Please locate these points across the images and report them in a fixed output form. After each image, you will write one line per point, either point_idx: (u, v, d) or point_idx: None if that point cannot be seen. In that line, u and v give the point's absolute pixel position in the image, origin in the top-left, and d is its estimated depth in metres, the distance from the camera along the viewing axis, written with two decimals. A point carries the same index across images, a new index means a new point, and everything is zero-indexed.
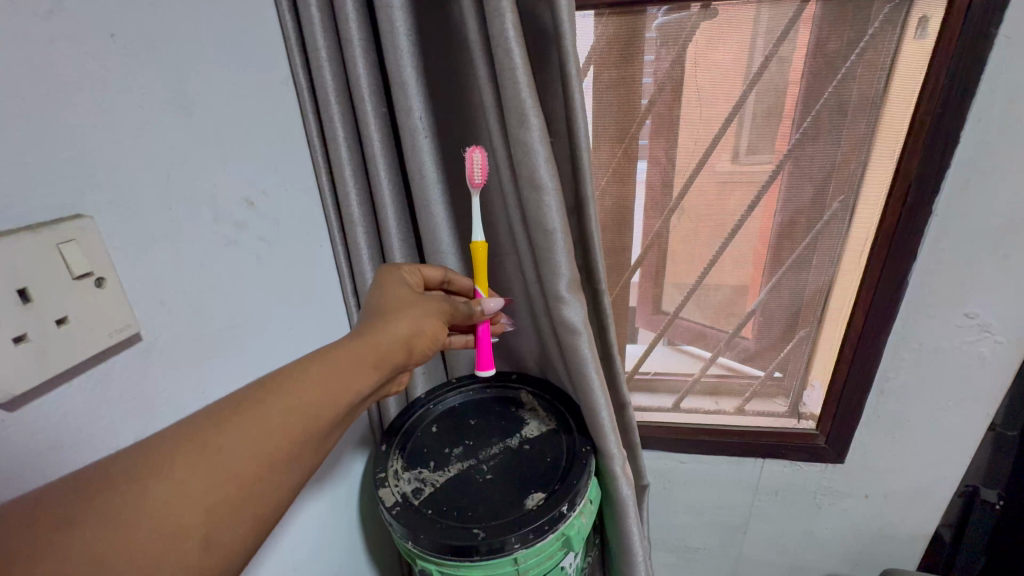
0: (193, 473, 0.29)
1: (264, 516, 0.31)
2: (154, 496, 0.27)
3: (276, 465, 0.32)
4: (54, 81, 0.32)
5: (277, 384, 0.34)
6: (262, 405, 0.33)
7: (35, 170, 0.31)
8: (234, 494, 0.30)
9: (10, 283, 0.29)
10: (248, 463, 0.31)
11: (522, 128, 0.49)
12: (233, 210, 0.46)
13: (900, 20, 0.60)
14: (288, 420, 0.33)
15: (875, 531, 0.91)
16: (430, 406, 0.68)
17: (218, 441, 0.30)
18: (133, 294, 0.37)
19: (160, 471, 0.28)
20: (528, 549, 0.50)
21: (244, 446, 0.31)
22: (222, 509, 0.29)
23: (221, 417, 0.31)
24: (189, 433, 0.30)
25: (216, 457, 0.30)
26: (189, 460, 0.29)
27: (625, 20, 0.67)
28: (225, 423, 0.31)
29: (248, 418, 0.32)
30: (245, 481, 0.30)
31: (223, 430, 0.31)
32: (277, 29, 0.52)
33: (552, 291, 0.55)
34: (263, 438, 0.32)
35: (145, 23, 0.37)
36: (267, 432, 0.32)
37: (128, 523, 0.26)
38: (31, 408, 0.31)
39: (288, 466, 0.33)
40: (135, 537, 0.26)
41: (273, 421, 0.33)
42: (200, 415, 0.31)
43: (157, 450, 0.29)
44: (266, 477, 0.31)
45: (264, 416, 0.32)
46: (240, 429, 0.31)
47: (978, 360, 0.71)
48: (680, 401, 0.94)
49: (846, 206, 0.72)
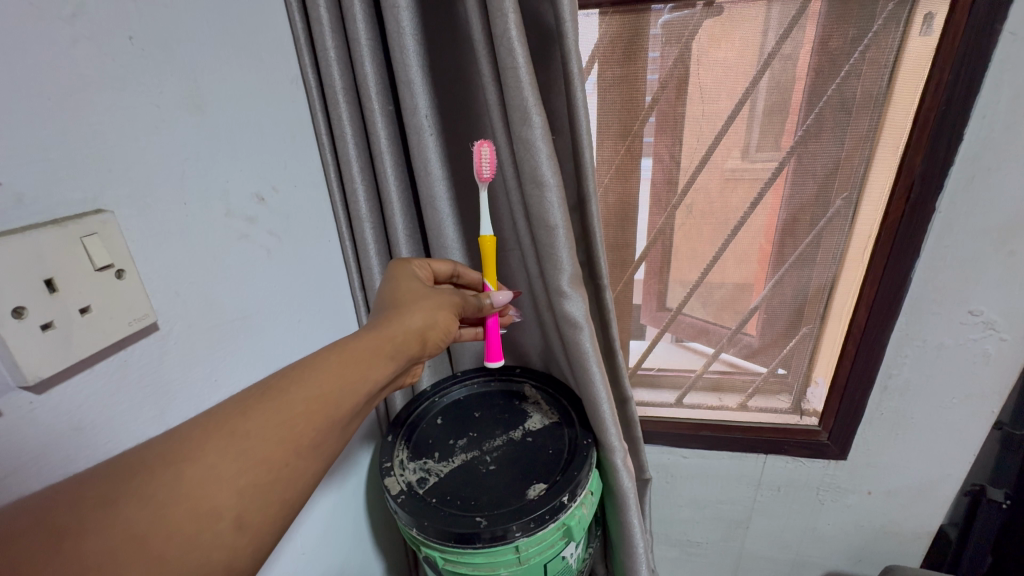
0: (223, 457, 0.30)
1: (291, 501, 0.32)
2: (188, 478, 0.28)
3: (301, 451, 0.33)
4: (76, 79, 0.33)
5: (298, 373, 0.36)
6: (285, 393, 0.34)
7: (60, 166, 0.32)
8: (263, 478, 0.31)
9: (38, 272, 0.30)
10: (275, 448, 0.32)
11: (525, 126, 0.50)
12: (245, 205, 0.48)
13: (904, 17, 0.61)
14: (311, 408, 0.35)
15: (878, 528, 0.91)
16: (435, 399, 0.70)
17: (245, 427, 0.31)
18: (150, 286, 0.38)
19: (191, 455, 0.29)
20: (529, 537, 0.52)
21: (271, 431, 0.32)
22: (252, 491, 0.30)
23: (247, 405, 0.33)
24: (218, 420, 0.31)
25: (244, 442, 0.31)
26: (219, 445, 0.30)
27: (628, 19, 0.67)
28: (252, 410, 0.32)
29: (272, 406, 0.33)
30: (272, 465, 0.31)
31: (250, 417, 0.32)
32: (288, 30, 0.53)
33: (554, 285, 0.56)
34: (288, 424, 0.33)
35: (161, 26, 0.39)
36: (291, 419, 0.33)
37: (165, 503, 0.27)
38: (57, 392, 0.33)
39: (312, 452, 0.34)
40: (172, 517, 0.27)
41: (296, 409, 0.34)
42: (226, 404, 0.32)
43: (188, 435, 0.30)
44: (292, 462, 0.32)
45: (288, 403, 0.34)
46: (266, 417, 0.32)
47: (982, 358, 0.71)
48: (683, 397, 0.95)
49: (849, 203, 0.72)
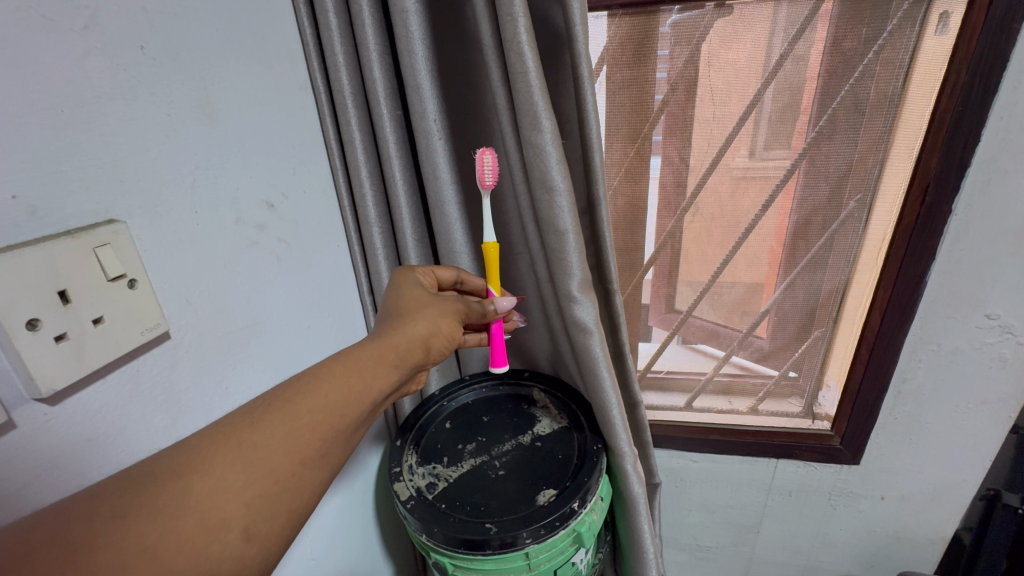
0: (232, 469, 0.30)
1: (299, 510, 0.32)
2: (197, 491, 0.28)
3: (307, 461, 0.33)
4: (88, 91, 0.33)
5: (303, 384, 0.36)
6: (291, 404, 0.34)
7: (72, 178, 0.32)
8: (270, 488, 0.31)
9: (52, 283, 0.31)
10: (283, 459, 0.32)
11: (534, 130, 0.50)
12: (255, 212, 0.48)
13: (919, 17, 0.60)
14: (316, 418, 0.34)
15: (891, 533, 0.89)
16: (444, 403, 0.70)
17: (253, 439, 0.31)
18: (161, 295, 0.38)
19: (200, 467, 0.29)
20: (539, 544, 0.51)
21: (277, 443, 0.32)
22: (260, 502, 0.30)
23: (255, 416, 0.32)
24: (225, 432, 0.31)
25: (251, 453, 0.31)
26: (227, 457, 0.30)
27: (638, 20, 0.67)
28: (259, 422, 0.32)
29: (279, 418, 0.33)
30: (279, 475, 0.31)
31: (257, 429, 0.32)
32: (297, 36, 0.53)
33: (564, 290, 0.56)
34: (294, 435, 0.33)
35: (171, 35, 0.39)
36: (296, 431, 0.33)
37: (175, 516, 0.27)
38: (71, 403, 0.33)
39: (317, 462, 0.34)
40: (182, 529, 0.27)
41: (302, 420, 0.34)
42: (233, 416, 0.32)
43: (196, 447, 0.30)
44: (299, 472, 0.32)
45: (292, 414, 0.34)
46: (272, 428, 0.32)
47: (999, 362, 0.70)
48: (693, 400, 0.94)
49: (863, 205, 0.71)
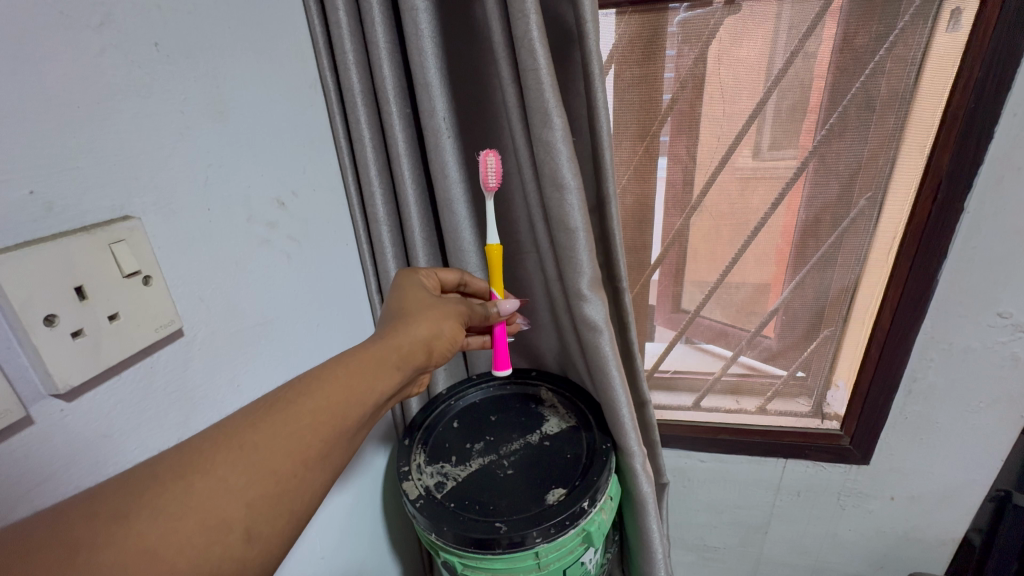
0: (234, 469, 0.29)
1: (300, 511, 0.32)
2: (199, 491, 0.28)
3: (308, 462, 0.33)
4: (104, 88, 0.33)
5: (305, 385, 0.35)
6: (293, 405, 0.34)
7: (88, 174, 0.32)
8: (271, 489, 0.30)
9: (68, 281, 0.31)
10: (284, 460, 0.31)
11: (545, 128, 0.50)
12: (267, 210, 0.48)
13: (931, 13, 0.59)
14: (318, 419, 0.34)
15: (900, 534, 0.89)
16: (452, 402, 0.70)
17: (255, 440, 0.31)
18: (176, 293, 0.39)
19: (201, 467, 0.29)
20: (549, 543, 0.51)
21: (278, 443, 0.32)
22: (262, 503, 0.30)
23: (256, 417, 0.32)
24: (227, 432, 0.31)
25: (254, 455, 0.30)
26: (229, 457, 0.30)
27: (647, 18, 0.67)
28: (261, 422, 0.32)
29: (281, 418, 0.33)
30: (281, 476, 0.31)
31: (259, 429, 0.32)
32: (307, 36, 0.53)
33: (574, 289, 0.56)
34: (296, 436, 0.33)
35: (186, 33, 0.39)
36: (297, 432, 0.33)
37: (176, 515, 0.27)
38: (87, 399, 0.33)
39: (319, 463, 0.34)
40: (184, 528, 0.26)
41: (304, 421, 0.33)
42: (235, 415, 0.32)
43: (199, 448, 0.29)
44: (300, 473, 0.32)
45: (294, 416, 0.33)
46: (273, 429, 0.32)
47: (1012, 361, 0.69)
48: (701, 400, 0.94)
49: (873, 203, 0.70)
